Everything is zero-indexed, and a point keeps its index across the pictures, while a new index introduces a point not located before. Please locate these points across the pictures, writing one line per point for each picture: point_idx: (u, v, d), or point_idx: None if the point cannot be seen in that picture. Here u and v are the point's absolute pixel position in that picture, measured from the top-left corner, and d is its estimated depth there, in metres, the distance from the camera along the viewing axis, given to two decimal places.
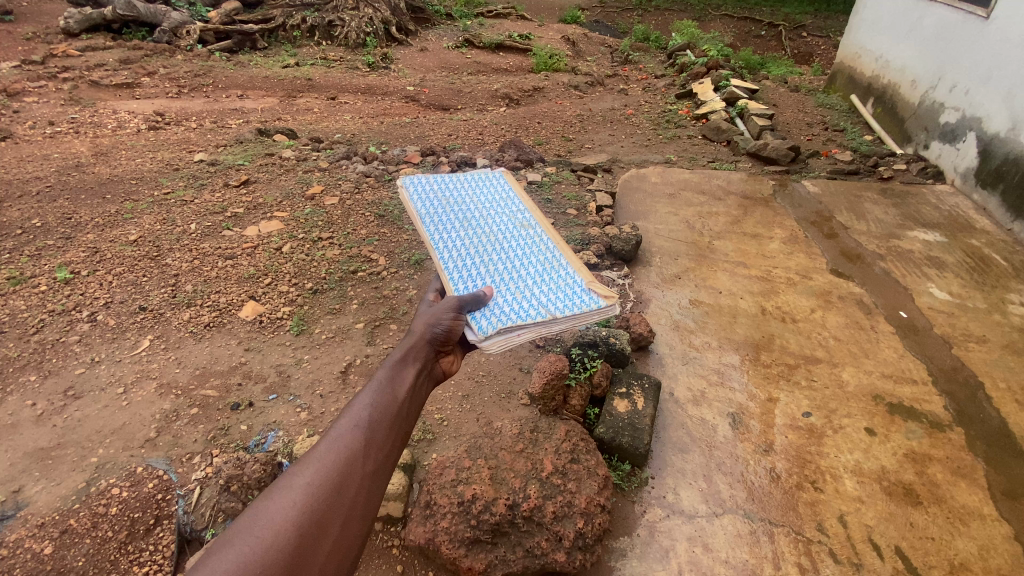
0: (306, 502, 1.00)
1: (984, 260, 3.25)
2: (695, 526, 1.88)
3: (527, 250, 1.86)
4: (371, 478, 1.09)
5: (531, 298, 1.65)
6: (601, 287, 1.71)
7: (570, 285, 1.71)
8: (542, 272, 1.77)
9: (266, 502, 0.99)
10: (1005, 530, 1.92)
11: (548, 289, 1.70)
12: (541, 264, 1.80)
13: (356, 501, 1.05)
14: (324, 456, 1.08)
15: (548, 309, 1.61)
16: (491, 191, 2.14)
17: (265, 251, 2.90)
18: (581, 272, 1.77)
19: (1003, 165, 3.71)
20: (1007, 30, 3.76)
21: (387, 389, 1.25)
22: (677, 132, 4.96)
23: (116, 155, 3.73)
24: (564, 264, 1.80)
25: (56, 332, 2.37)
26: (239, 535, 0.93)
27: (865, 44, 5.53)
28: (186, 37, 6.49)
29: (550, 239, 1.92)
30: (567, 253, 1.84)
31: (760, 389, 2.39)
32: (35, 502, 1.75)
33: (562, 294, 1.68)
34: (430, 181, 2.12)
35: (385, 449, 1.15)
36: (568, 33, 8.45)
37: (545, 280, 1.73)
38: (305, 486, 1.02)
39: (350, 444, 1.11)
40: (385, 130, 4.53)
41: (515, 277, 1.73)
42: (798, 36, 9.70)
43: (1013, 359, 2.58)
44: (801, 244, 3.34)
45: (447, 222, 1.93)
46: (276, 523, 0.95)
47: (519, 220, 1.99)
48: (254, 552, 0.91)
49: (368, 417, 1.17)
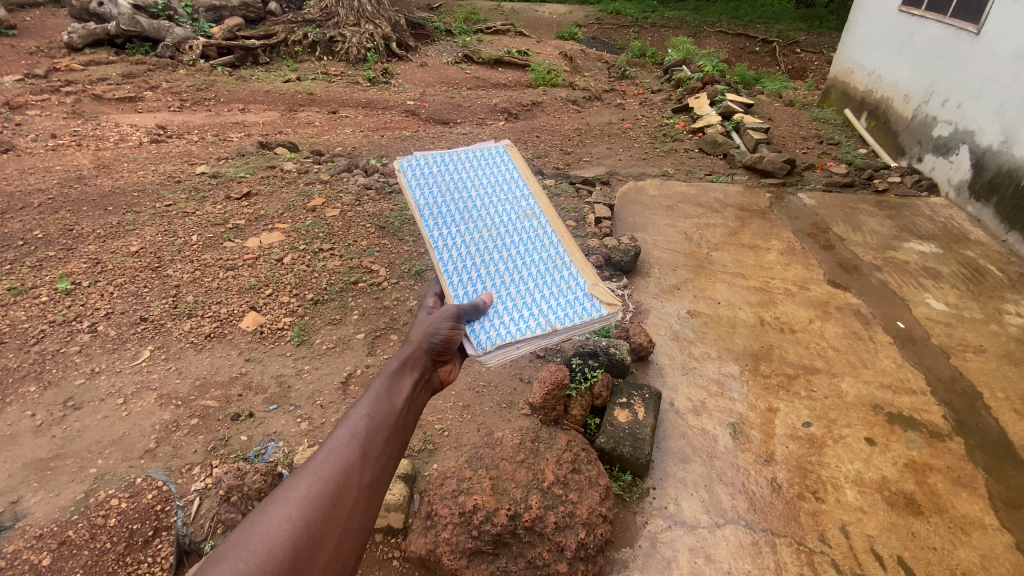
0: (302, 515, 0.99)
1: (980, 270, 3.28)
2: (697, 537, 1.87)
3: (530, 246, 1.84)
4: (368, 491, 1.09)
5: (532, 305, 1.66)
6: (603, 291, 1.71)
7: (573, 289, 1.72)
8: (544, 272, 1.77)
9: (261, 515, 0.98)
10: (1007, 539, 1.92)
11: (550, 293, 1.70)
12: (544, 262, 1.80)
13: (352, 513, 1.05)
14: (321, 468, 1.08)
15: (549, 319, 1.62)
16: (495, 173, 2.05)
17: (266, 262, 2.91)
18: (584, 272, 1.77)
19: (997, 177, 3.76)
20: (999, 44, 3.83)
21: (386, 399, 1.26)
22: (674, 146, 5.01)
23: (118, 168, 3.76)
24: (568, 262, 1.80)
25: (57, 342, 2.37)
26: (234, 549, 0.92)
27: (857, 60, 5.63)
28: (189, 52, 6.58)
29: (555, 231, 1.89)
30: (571, 250, 1.84)
31: (759, 399, 2.39)
32: (33, 513, 1.73)
33: (564, 300, 1.69)
34: (429, 161, 2.01)
35: (383, 461, 1.15)
36: (566, 49, 8.57)
37: (547, 282, 1.74)
38: (301, 498, 1.02)
39: (347, 456, 1.11)
40: (385, 144, 4.58)
41: (517, 279, 1.73)
42: (791, 52, 9.84)
43: (1011, 370, 2.59)
44: (798, 255, 3.37)
45: (447, 215, 1.86)
46: (273, 535, 0.95)
47: (523, 209, 1.95)
48: (251, 565, 0.90)
49: (364, 428, 1.17)
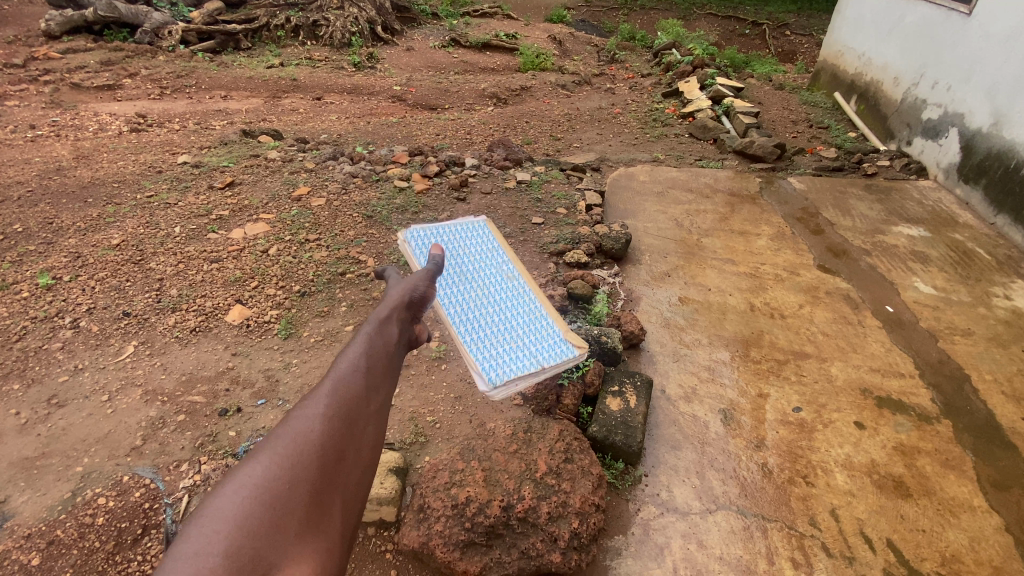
0: (321, 430, 1.01)
1: (968, 254, 3.31)
2: (690, 523, 1.88)
3: (514, 303, 2.06)
4: (378, 413, 1.11)
5: (524, 352, 1.87)
6: (575, 338, 1.96)
7: (550, 336, 1.97)
8: (529, 326, 1.98)
9: (281, 431, 0.99)
10: (995, 521, 1.95)
11: (534, 340, 1.93)
12: (528, 317, 2.02)
13: (367, 431, 1.07)
14: (332, 391, 1.09)
15: (539, 360, 1.85)
16: (478, 242, 2.24)
17: (251, 254, 2.86)
18: (559, 322, 2.02)
19: (986, 159, 3.76)
20: (990, 26, 3.81)
21: (383, 336, 1.28)
22: (664, 131, 4.97)
23: (97, 158, 3.66)
24: (546, 316, 2.04)
25: (38, 339, 2.32)
26: (255, 462, 0.92)
27: (847, 42, 5.60)
28: (168, 37, 6.42)
29: (532, 292, 2.12)
30: (547, 306, 2.07)
31: (749, 385, 2.40)
32: (20, 513, 1.70)
33: (546, 346, 1.92)
34: (425, 231, 2.19)
35: (388, 388, 1.17)
36: (554, 32, 8.46)
37: (531, 331, 1.96)
38: (318, 416, 1.03)
39: (355, 382, 1.13)
40: (372, 130, 4.50)
41: (510, 334, 1.94)
42: (781, 35, 9.80)
43: (998, 352, 2.62)
44: (788, 240, 3.37)
45: (447, 280, 2.05)
46: (297, 446, 0.96)
47: (505, 273, 2.16)
48: (278, 471, 0.91)
49: (367, 359, 1.19)
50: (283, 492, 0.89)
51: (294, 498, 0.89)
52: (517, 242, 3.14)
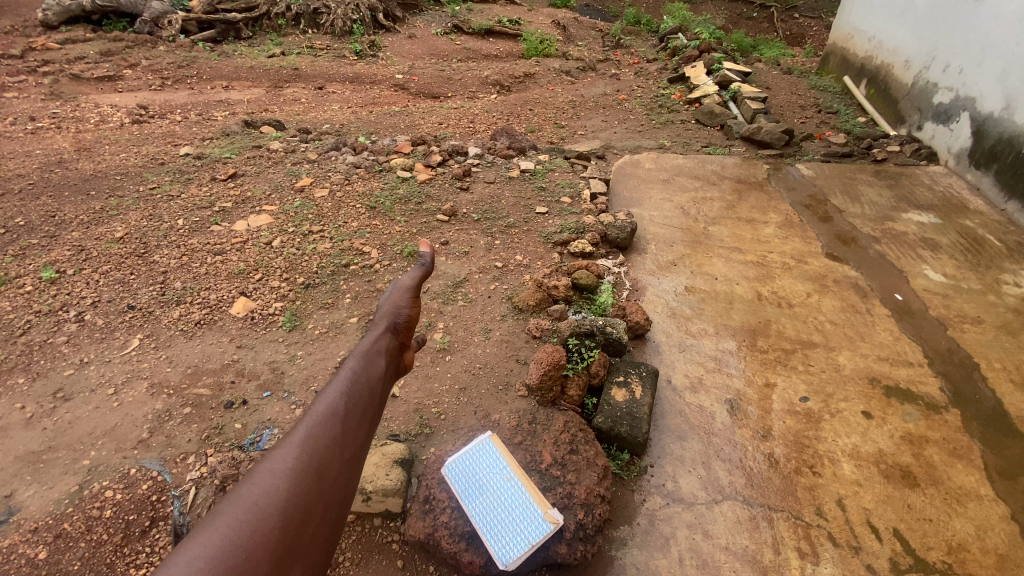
0: (288, 486, 1.02)
1: (978, 240, 3.25)
2: (695, 513, 1.88)
3: (497, 490, 1.71)
4: (349, 466, 1.13)
5: (508, 540, 1.61)
6: (550, 512, 1.66)
7: (528, 519, 1.65)
8: (509, 514, 1.66)
9: (247, 488, 1.00)
10: (1002, 510, 1.93)
11: (513, 530, 1.63)
12: (507, 497, 1.69)
13: (334, 485, 1.08)
14: (303, 443, 1.12)
15: (519, 544, 1.60)
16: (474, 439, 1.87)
17: (254, 246, 2.86)
18: (533, 496, 1.70)
19: (997, 145, 3.69)
20: (1001, 9, 3.73)
21: (358, 382, 1.34)
22: (670, 117, 4.90)
23: (100, 151, 3.65)
24: (523, 494, 1.70)
25: (44, 332, 2.33)
26: (222, 517, 0.94)
27: (858, 25, 5.49)
28: (168, 28, 6.37)
29: (510, 471, 1.75)
30: (524, 481, 1.73)
31: (756, 374, 2.38)
32: (26, 507, 1.72)
33: (523, 530, 1.63)
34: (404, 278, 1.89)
35: (360, 439, 1.20)
36: (558, 18, 8.33)
37: (510, 521, 1.65)
38: (288, 470, 1.05)
39: (327, 432, 1.16)
40: (374, 120, 4.47)
41: (496, 519, 1.65)
42: (790, 17, 9.60)
43: (1008, 340, 2.59)
44: (796, 227, 3.33)
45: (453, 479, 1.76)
46: (263, 505, 0.98)
47: (494, 468, 1.77)
48: (240, 533, 0.92)
49: (341, 408, 1.23)
50: (241, 558, 0.89)
51: (254, 565, 0.89)
52: (521, 233, 3.12)
